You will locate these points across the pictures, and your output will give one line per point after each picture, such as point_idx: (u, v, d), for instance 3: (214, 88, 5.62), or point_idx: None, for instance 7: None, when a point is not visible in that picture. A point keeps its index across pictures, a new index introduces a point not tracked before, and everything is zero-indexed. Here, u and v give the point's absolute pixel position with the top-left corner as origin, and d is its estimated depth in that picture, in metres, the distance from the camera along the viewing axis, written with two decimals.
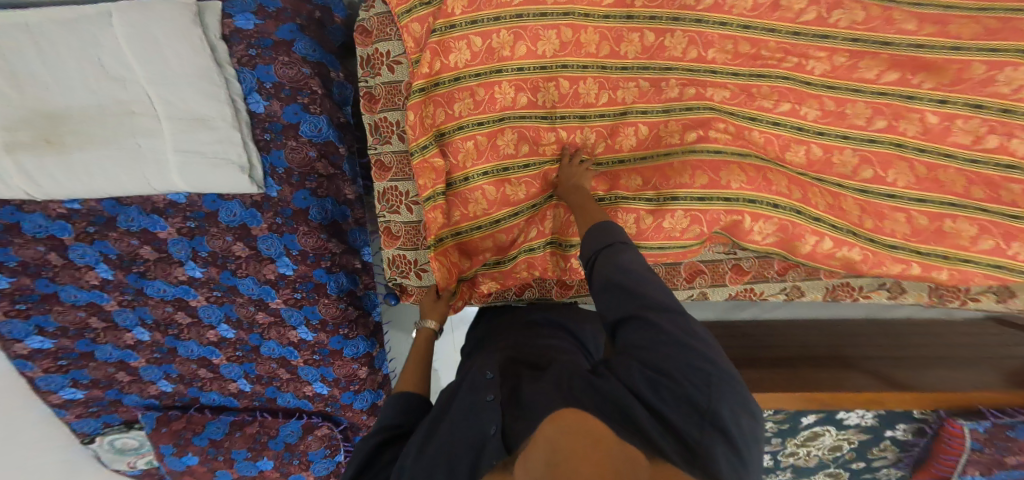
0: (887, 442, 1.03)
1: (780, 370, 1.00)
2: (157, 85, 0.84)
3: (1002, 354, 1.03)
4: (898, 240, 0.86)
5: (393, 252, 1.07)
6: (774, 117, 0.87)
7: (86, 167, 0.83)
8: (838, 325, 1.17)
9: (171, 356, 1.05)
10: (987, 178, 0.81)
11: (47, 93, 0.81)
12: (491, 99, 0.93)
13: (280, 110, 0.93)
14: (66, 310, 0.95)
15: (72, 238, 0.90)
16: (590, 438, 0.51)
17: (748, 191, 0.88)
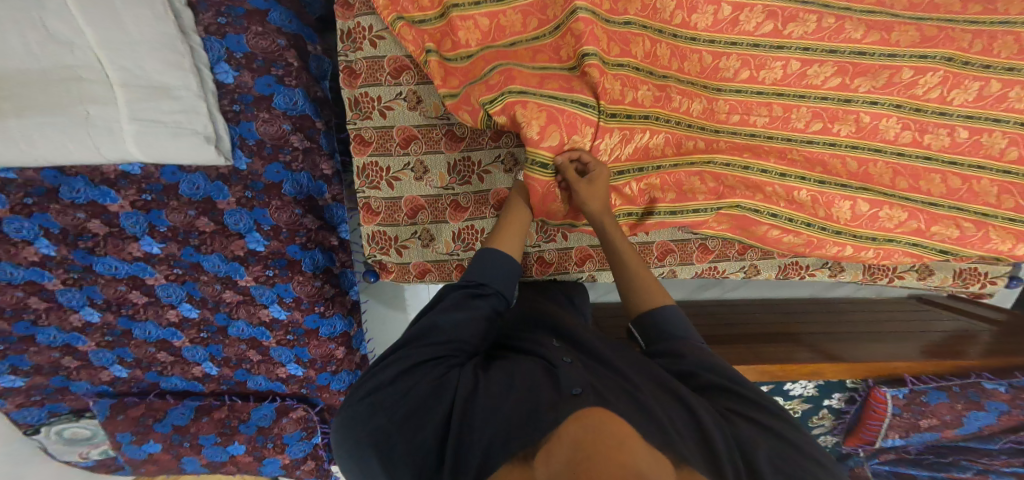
0: (825, 411, 1.41)
1: (739, 346, 1.31)
2: (111, 51, 0.80)
3: (905, 329, 1.44)
4: (839, 225, 1.01)
5: (373, 228, 1.03)
6: (730, 129, 0.98)
7: (22, 133, 0.80)
8: (779, 302, 1.60)
9: (125, 338, 1.08)
10: (914, 169, 0.96)
11: None
12: (508, 79, 0.85)
13: (252, 81, 0.91)
14: (2, 288, 0.95)
15: (8, 210, 0.89)
16: (614, 435, 0.56)
17: (710, 201, 1.00)
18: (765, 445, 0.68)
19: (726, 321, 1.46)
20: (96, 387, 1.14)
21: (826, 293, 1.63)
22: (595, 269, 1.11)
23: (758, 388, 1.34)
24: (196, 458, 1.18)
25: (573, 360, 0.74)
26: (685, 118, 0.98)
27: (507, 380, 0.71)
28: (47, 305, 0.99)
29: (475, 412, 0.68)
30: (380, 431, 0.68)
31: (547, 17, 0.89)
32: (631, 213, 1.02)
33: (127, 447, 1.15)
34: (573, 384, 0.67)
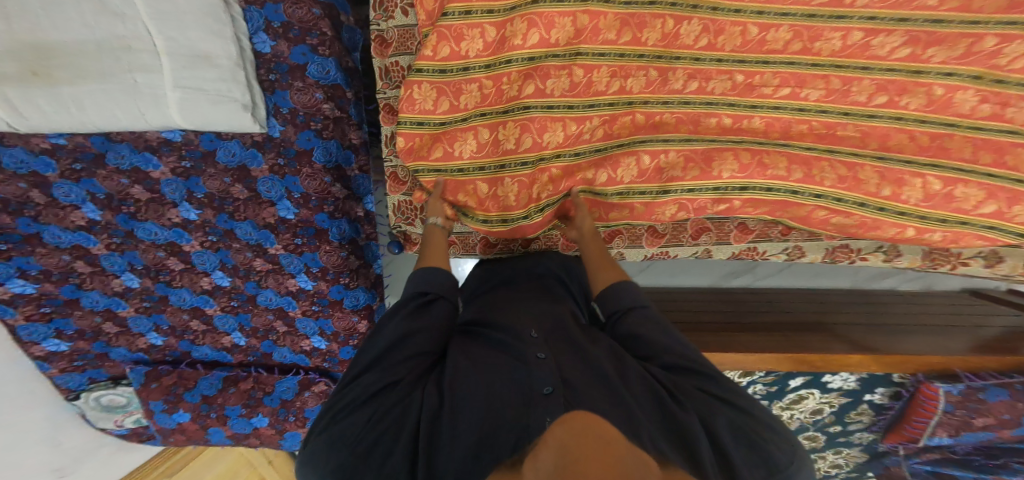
0: (865, 406, 1.34)
1: (773, 334, 1.26)
2: (160, 20, 0.81)
3: (958, 323, 1.36)
4: (910, 206, 0.93)
5: (399, 197, 1.05)
6: (776, 103, 0.94)
7: (75, 101, 0.80)
8: (816, 292, 1.55)
9: (161, 305, 1.11)
10: (997, 143, 0.88)
11: (36, 25, 0.76)
12: (498, 92, 0.96)
13: (288, 51, 0.92)
14: (49, 252, 0.98)
15: (57, 175, 0.92)
16: (601, 443, 0.56)
17: (739, 178, 0.97)
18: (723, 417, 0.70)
19: (760, 309, 1.43)
20: (133, 354, 1.16)
21: (869, 285, 1.57)
22: (624, 246, 1.12)
23: (793, 380, 1.28)
24: (223, 429, 1.20)
25: (546, 355, 0.73)
26: (703, 97, 0.95)
27: (479, 382, 0.71)
28: (91, 269, 1.03)
29: (449, 423, 0.68)
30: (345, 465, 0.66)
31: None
32: (647, 190, 1.00)
33: (157, 416, 1.17)
34: (545, 381, 0.68)
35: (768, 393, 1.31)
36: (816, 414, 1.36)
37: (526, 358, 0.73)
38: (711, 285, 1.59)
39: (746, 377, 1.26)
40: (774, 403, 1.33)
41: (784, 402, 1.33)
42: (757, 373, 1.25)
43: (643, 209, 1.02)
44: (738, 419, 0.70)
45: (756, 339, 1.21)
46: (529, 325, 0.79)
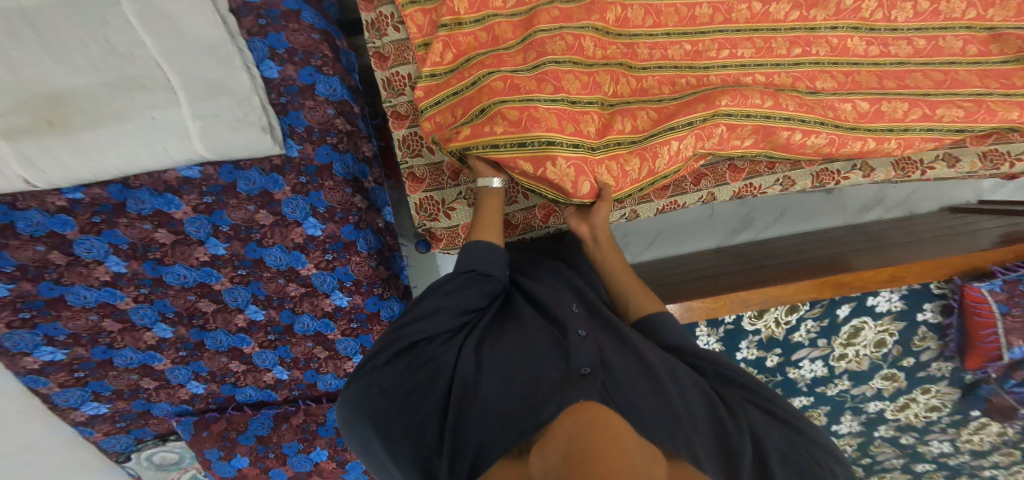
0: (924, 329, 1.28)
1: (790, 265, 1.28)
2: (170, 57, 0.85)
3: (959, 231, 1.41)
4: (852, 122, 0.99)
5: (420, 195, 1.05)
6: (722, 63, 0.99)
7: (92, 146, 0.83)
8: (816, 233, 1.59)
9: (198, 352, 1.09)
10: (894, 73, 1.00)
11: (46, 75, 0.80)
12: (501, 61, 0.92)
13: (295, 73, 0.97)
14: (76, 314, 0.98)
15: (77, 232, 0.92)
16: (604, 438, 0.56)
17: (727, 105, 0.94)
18: (768, 434, 0.70)
19: (764, 255, 1.44)
20: (175, 407, 1.15)
21: (858, 219, 1.64)
22: (634, 204, 1.13)
23: (841, 309, 1.26)
24: (283, 470, 1.21)
25: (587, 335, 0.73)
26: (667, 63, 0.99)
27: (514, 353, 0.71)
28: (120, 326, 1.02)
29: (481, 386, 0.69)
30: (383, 410, 0.71)
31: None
32: (692, 121, 0.93)
33: (217, 464, 1.18)
34: (583, 362, 0.68)
35: (821, 329, 1.28)
36: (881, 347, 1.30)
37: (566, 334, 0.73)
38: (718, 245, 1.60)
39: (795, 314, 1.26)
40: (832, 342, 1.30)
41: (842, 338, 1.29)
42: (804, 307, 1.25)
43: (677, 143, 0.94)
44: (790, 441, 0.71)
45: (781, 272, 1.23)
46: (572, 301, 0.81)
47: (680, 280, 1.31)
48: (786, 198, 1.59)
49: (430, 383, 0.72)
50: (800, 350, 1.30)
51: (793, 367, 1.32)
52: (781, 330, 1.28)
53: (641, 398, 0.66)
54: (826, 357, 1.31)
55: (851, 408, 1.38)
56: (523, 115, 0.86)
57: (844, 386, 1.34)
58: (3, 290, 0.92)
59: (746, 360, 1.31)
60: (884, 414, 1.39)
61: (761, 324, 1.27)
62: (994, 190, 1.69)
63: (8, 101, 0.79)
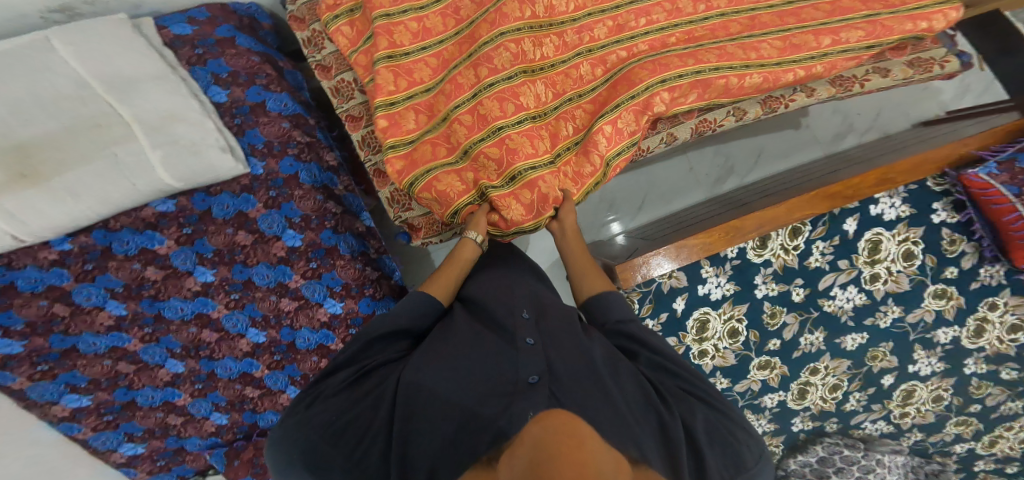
0: (950, 233, 1.28)
1: (769, 197, 1.31)
2: (118, 93, 0.90)
3: (940, 137, 1.41)
4: (776, 58, 1.03)
5: (390, 188, 1.07)
6: (642, 31, 1.04)
7: (68, 190, 0.85)
8: (802, 167, 1.59)
9: (211, 382, 1.10)
10: (790, 10, 1.08)
11: (8, 129, 0.83)
12: (444, 62, 1.01)
13: (243, 93, 1.02)
14: (91, 361, 1.00)
15: (73, 282, 0.94)
16: (569, 438, 0.59)
17: (654, 76, 0.99)
18: (696, 415, 0.76)
19: (750, 196, 1.44)
20: (206, 440, 1.15)
21: (838, 146, 1.65)
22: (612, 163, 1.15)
23: (847, 223, 1.25)
24: None
25: (535, 342, 0.77)
26: (596, 44, 1.03)
27: (454, 369, 0.75)
28: (135, 367, 1.04)
29: (423, 409, 0.71)
30: (323, 445, 0.73)
31: (462, 18, 1.01)
32: (632, 96, 0.99)
33: None
34: (532, 370, 0.72)
35: (835, 248, 1.26)
36: (912, 259, 1.29)
37: (516, 344, 0.76)
38: (709, 197, 1.60)
39: (800, 237, 1.24)
40: (857, 261, 1.28)
41: (864, 255, 1.27)
42: (806, 228, 1.23)
43: (620, 124, 0.98)
44: (715, 419, 0.77)
45: (761, 204, 1.24)
46: (522, 308, 0.83)
47: (675, 230, 1.30)
48: (759, 140, 1.61)
49: (371, 411, 0.74)
50: (825, 276, 1.28)
51: (827, 298, 1.31)
52: (793, 257, 1.25)
53: (590, 395, 0.69)
54: (857, 281, 1.30)
55: (919, 341, 1.38)
56: (474, 117, 0.95)
57: (896, 312, 1.34)
58: (17, 347, 0.93)
59: (768, 296, 1.28)
60: (961, 343, 1.39)
61: (768, 255, 1.24)
62: (957, 99, 1.70)
63: None
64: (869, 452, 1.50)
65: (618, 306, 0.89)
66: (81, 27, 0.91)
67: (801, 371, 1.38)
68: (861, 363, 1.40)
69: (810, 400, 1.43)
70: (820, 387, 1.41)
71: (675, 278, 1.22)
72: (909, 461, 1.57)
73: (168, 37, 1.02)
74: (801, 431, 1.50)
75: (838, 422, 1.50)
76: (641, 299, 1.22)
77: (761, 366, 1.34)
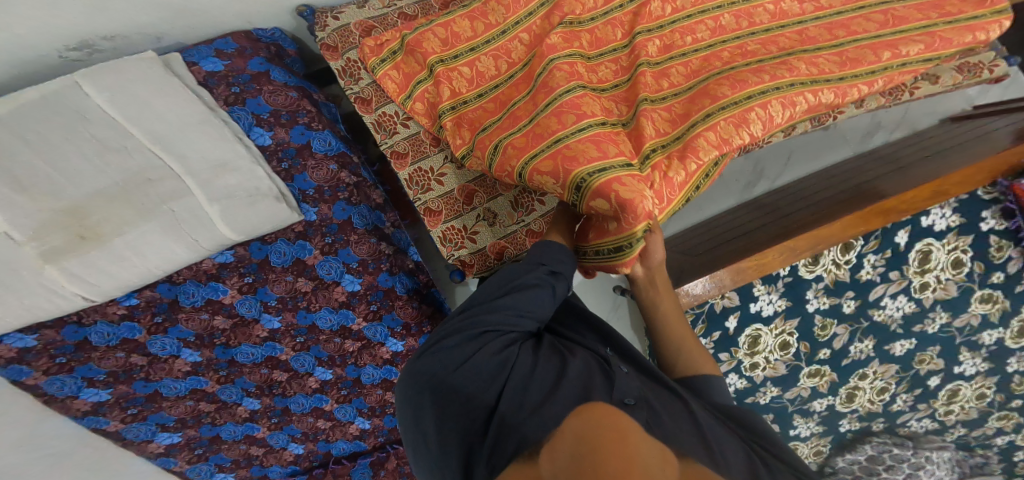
0: (996, 239, 1.27)
1: (812, 204, 1.27)
2: (163, 142, 0.86)
3: (977, 136, 1.38)
4: (834, 74, 0.98)
5: (442, 227, 1.03)
6: (690, 49, 1.03)
7: (130, 250, 0.83)
8: (834, 168, 1.55)
9: (286, 416, 1.15)
10: (839, 23, 1.05)
11: (57, 188, 0.80)
12: (507, 98, 0.97)
13: (287, 135, 0.98)
14: (175, 403, 1.02)
15: (146, 334, 0.92)
16: (612, 438, 0.54)
17: (737, 95, 0.93)
18: None
19: (787, 201, 1.39)
20: (287, 468, 1.26)
21: (867, 144, 1.61)
22: None
23: (898, 236, 1.24)
24: None
25: (630, 370, 0.73)
26: (649, 60, 1.01)
27: (561, 370, 0.69)
28: (215, 406, 1.06)
29: (527, 396, 0.66)
30: (435, 389, 0.70)
31: (514, 60, 0.99)
32: (726, 106, 0.92)
33: None
34: (627, 393, 0.65)
35: (887, 260, 1.25)
36: (960, 267, 1.28)
37: (613, 365, 0.72)
38: (739, 202, 1.55)
39: (852, 252, 1.22)
40: (907, 272, 1.27)
41: (914, 265, 1.27)
42: (859, 242, 1.22)
43: (712, 135, 0.90)
44: None
45: (806, 215, 1.20)
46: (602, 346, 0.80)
47: (719, 244, 1.26)
48: (789, 141, 1.57)
49: (481, 375, 0.69)
50: (875, 288, 1.27)
51: (877, 308, 1.29)
52: (845, 271, 1.24)
53: (683, 432, 0.63)
54: (908, 290, 1.29)
55: (965, 344, 1.37)
56: (528, 138, 0.87)
57: (942, 318, 1.33)
58: (104, 395, 0.95)
59: (819, 310, 1.26)
60: (1005, 343, 1.37)
61: (820, 270, 1.23)
62: (984, 92, 1.67)
63: (34, 225, 0.78)
64: (917, 450, 1.50)
65: (715, 391, 0.83)
66: (115, 70, 0.87)
67: (850, 377, 1.36)
68: (909, 367, 1.38)
69: (857, 403, 1.41)
70: (868, 390, 1.39)
71: (727, 299, 1.20)
72: (953, 456, 1.56)
73: (201, 74, 0.96)
74: (848, 431, 1.48)
75: (884, 422, 1.48)
76: (694, 320, 1.21)
77: (811, 374, 1.32)
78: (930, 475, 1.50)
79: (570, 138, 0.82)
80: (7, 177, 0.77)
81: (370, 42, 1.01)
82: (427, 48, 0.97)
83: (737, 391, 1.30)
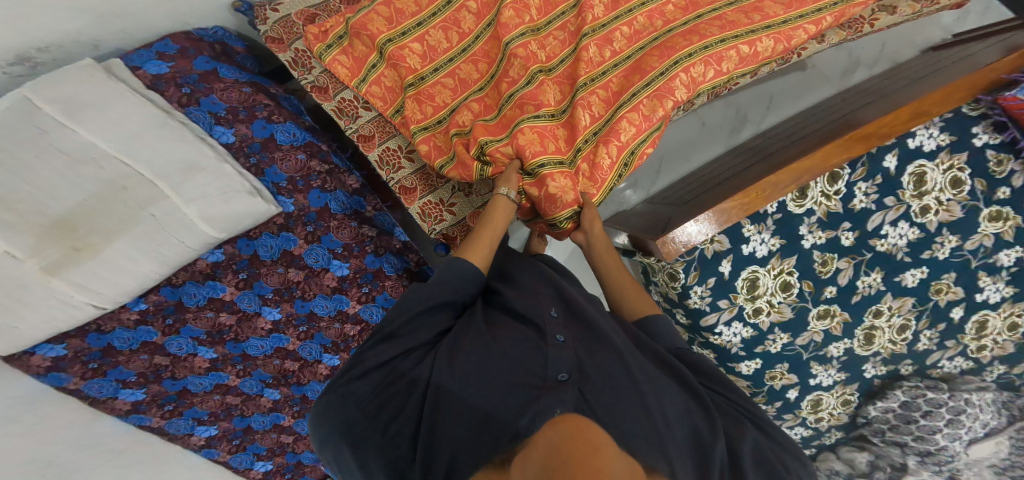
0: (993, 154, 1.20)
1: (793, 145, 1.22)
2: (130, 150, 0.89)
3: (953, 61, 1.35)
4: (784, 14, 1.04)
5: (420, 202, 1.09)
6: (638, 2, 1.05)
7: (124, 256, 0.86)
8: (820, 104, 1.47)
9: (307, 403, 1.21)
10: None
11: (42, 204, 0.82)
12: (461, 79, 1.04)
13: (249, 130, 1.02)
14: (204, 397, 1.07)
15: (162, 336, 0.98)
16: (588, 445, 0.54)
17: (666, 62, 0.99)
18: (745, 433, 0.74)
19: (775, 142, 1.32)
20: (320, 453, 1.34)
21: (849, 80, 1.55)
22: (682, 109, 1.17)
23: (887, 160, 1.21)
24: None
25: (566, 339, 0.75)
26: (597, 23, 1.01)
27: (484, 364, 0.72)
28: (241, 398, 1.11)
29: (451, 406, 0.69)
30: (352, 424, 0.70)
31: (465, 30, 1.03)
32: (649, 81, 0.99)
33: None
34: (560, 368, 0.70)
35: (879, 187, 1.22)
36: (961, 186, 1.22)
37: (546, 338, 0.74)
38: (726, 150, 1.47)
39: (840, 181, 1.21)
40: (903, 196, 1.23)
41: (911, 189, 1.23)
42: (846, 171, 1.21)
43: (632, 115, 0.97)
44: (761, 440, 0.75)
45: (790, 153, 1.16)
46: (551, 305, 0.81)
47: (705, 190, 1.21)
48: (768, 86, 1.51)
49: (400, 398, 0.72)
50: (872, 216, 1.24)
51: (878, 238, 1.25)
52: (836, 202, 1.22)
53: (617, 401, 0.68)
54: (908, 215, 1.24)
55: (983, 267, 1.28)
56: (483, 104, 1.01)
57: (951, 243, 1.26)
58: (140, 394, 1.00)
59: (817, 246, 1.23)
60: None
61: (810, 203, 1.21)
62: (958, 22, 1.64)
63: (30, 243, 0.80)
64: (954, 393, 1.40)
65: (663, 331, 0.88)
66: (64, 86, 0.89)
67: (864, 315, 1.30)
68: (925, 299, 1.31)
69: (878, 345, 1.34)
70: (886, 330, 1.33)
71: (717, 242, 1.17)
72: (996, 397, 1.45)
73: (147, 77, 1.00)
74: (875, 377, 1.41)
75: (912, 364, 1.40)
76: (686, 268, 1.17)
77: (821, 315, 1.27)
78: (971, 417, 1.41)
79: (511, 97, 0.97)
80: None
81: (313, 30, 1.05)
82: (375, 30, 1.01)
83: (744, 341, 1.26)
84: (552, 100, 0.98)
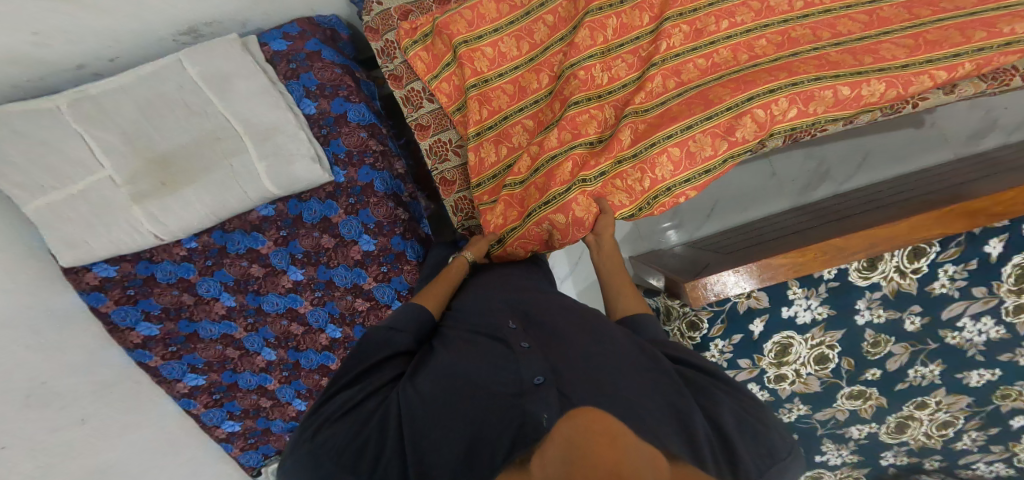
0: None
1: (865, 212, 1.13)
2: (235, 108, 1.02)
3: None
4: (904, 59, 0.92)
5: (455, 196, 1.16)
6: (725, 34, 1.01)
7: (195, 196, 0.98)
8: (919, 172, 1.32)
9: (297, 370, 1.24)
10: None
11: (152, 141, 0.98)
12: (524, 88, 1.08)
13: (328, 105, 1.11)
14: (207, 345, 1.16)
15: (197, 275, 1.09)
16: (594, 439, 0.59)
17: (739, 95, 0.95)
18: (721, 402, 0.74)
19: (856, 205, 1.22)
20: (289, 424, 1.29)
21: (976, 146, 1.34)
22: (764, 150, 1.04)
23: (989, 245, 1.06)
24: None
25: (530, 345, 0.79)
26: (671, 52, 1.01)
27: (455, 375, 0.76)
28: (239, 353, 1.18)
29: (433, 430, 0.71)
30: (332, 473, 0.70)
31: (536, 41, 1.08)
32: (715, 114, 0.96)
33: None
34: (535, 371, 0.73)
35: (970, 273, 1.08)
36: None
37: (513, 349, 0.78)
38: (795, 205, 1.39)
39: (925, 259, 1.08)
40: (996, 288, 1.08)
41: (1011, 283, 1.07)
42: (933, 249, 1.07)
43: (676, 150, 0.97)
44: (739, 412, 0.75)
45: (862, 220, 1.05)
46: (507, 319, 0.86)
47: (754, 244, 1.17)
48: (861, 140, 1.38)
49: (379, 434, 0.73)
50: (951, 304, 1.11)
51: (951, 331, 1.14)
52: (911, 281, 1.10)
53: (594, 386, 0.68)
54: (995, 311, 1.11)
55: None
56: (536, 122, 1.08)
57: None
58: (154, 330, 1.10)
59: (872, 324, 1.15)
60: None
61: (877, 277, 1.11)
62: None
63: (130, 171, 0.97)
64: None
65: (647, 327, 0.86)
66: (205, 48, 1.03)
67: (904, 405, 1.23)
68: (986, 401, 1.20)
69: (909, 435, 1.28)
70: (925, 422, 1.25)
71: (753, 299, 1.14)
72: None
73: (268, 51, 1.12)
74: (891, 466, 1.36)
75: (941, 460, 1.33)
76: (711, 319, 1.17)
77: (852, 395, 1.22)
78: None
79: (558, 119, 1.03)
80: (117, 129, 0.97)
81: (406, 26, 1.12)
82: (453, 28, 1.05)
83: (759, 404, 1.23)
84: (597, 128, 1.03)
